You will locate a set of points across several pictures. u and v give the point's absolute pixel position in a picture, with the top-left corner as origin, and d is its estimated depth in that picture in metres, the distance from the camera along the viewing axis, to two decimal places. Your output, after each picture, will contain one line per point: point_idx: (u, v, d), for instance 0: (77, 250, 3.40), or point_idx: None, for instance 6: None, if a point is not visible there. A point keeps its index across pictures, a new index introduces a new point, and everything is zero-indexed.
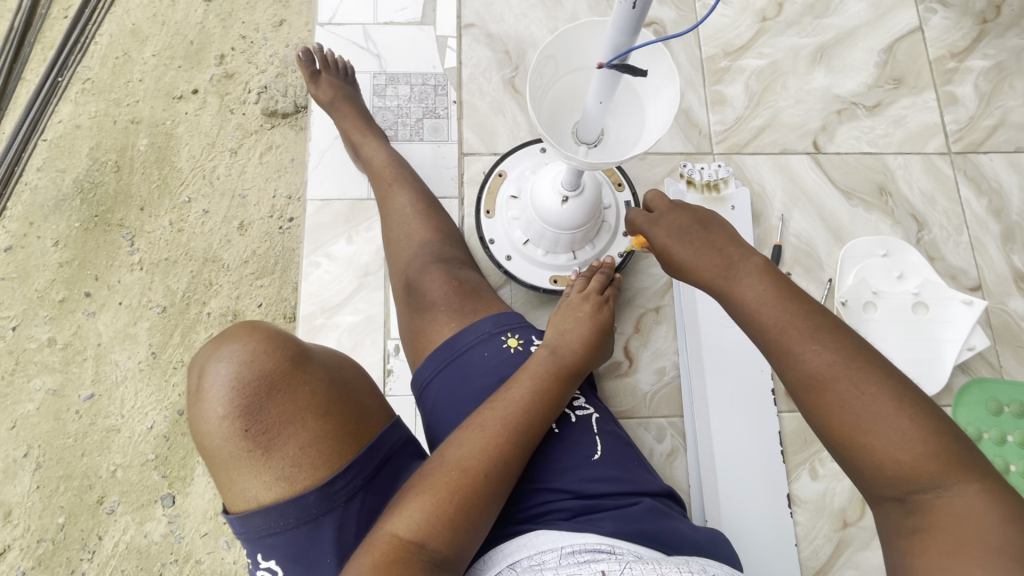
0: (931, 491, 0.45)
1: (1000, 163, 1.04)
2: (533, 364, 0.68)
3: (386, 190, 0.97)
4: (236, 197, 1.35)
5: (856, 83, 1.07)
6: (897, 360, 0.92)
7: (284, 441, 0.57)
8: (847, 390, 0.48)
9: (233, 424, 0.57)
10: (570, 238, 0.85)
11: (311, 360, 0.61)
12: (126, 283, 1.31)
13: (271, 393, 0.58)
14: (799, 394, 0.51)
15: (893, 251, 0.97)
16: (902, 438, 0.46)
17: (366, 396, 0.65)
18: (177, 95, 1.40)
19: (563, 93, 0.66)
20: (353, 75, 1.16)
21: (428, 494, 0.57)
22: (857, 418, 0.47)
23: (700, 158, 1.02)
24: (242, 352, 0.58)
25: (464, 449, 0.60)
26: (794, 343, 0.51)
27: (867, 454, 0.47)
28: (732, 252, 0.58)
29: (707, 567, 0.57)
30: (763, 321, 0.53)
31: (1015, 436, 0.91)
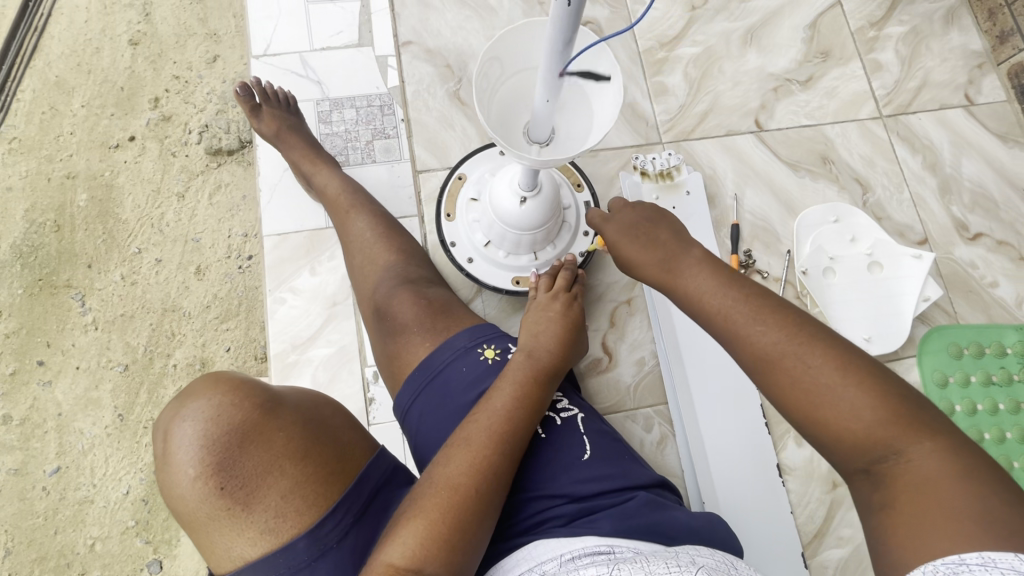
0: (890, 458, 0.46)
1: (928, 121, 1.10)
2: (511, 369, 0.67)
3: (343, 217, 0.95)
4: (189, 241, 1.31)
5: (787, 60, 1.11)
6: (862, 321, 0.95)
7: (262, 492, 0.55)
8: (794, 361, 0.49)
9: (206, 484, 0.54)
10: (531, 239, 0.84)
11: (282, 404, 0.60)
12: (81, 345, 1.24)
13: (243, 445, 0.56)
14: (754, 374, 0.52)
15: (844, 217, 1.01)
16: (852, 406, 0.46)
17: (346, 431, 0.63)
18: (112, 144, 1.34)
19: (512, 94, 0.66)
20: (295, 104, 1.13)
21: (421, 518, 0.55)
22: (806, 390, 0.48)
23: (651, 148, 1.03)
24: (208, 408, 0.56)
25: (451, 467, 0.58)
26: (741, 326, 0.52)
27: (826, 428, 0.48)
28: (674, 247, 0.61)
29: (698, 557, 0.57)
30: (709, 307, 0.55)
31: (977, 376, 0.97)
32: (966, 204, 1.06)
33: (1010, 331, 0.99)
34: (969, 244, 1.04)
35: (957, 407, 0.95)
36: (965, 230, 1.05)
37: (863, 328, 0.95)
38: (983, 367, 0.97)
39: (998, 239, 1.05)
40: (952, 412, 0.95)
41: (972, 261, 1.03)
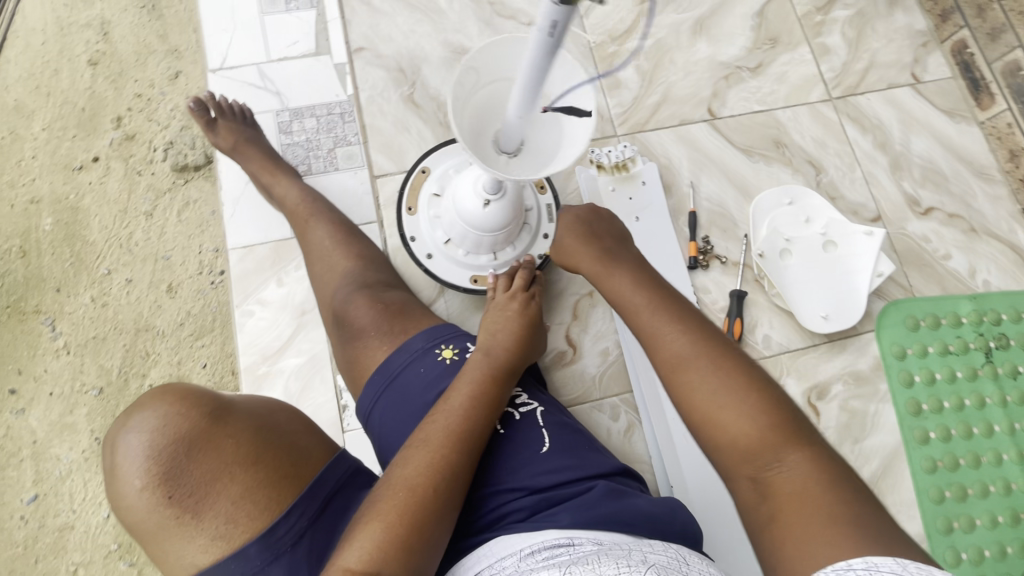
0: (770, 463, 0.53)
1: (876, 101, 1.12)
2: (469, 369, 0.68)
3: (302, 226, 0.95)
4: (159, 259, 1.30)
5: (737, 48, 1.13)
6: (819, 300, 0.97)
7: (213, 499, 0.55)
8: (697, 369, 0.59)
9: (155, 493, 0.55)
10: (491, 239, 0.85)
11: (233, 411, 0.60)
12: (53, 370, 1.24)
13: (192, 453, 0.56)
14: (669, 377, 0.61)
15: (798, 199, 1.02)
16: (744, 412, 0.56)
17: (300, 435, 0.64)
18: (76, 165, 1.35)
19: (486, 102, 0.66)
20: (251, 116, 1.13)
21: (376, 521, 0.55)
22: (707, 398, 0.57)
23: (606, 142, 1.05)
24: (154, 419, 0.56)
25: (409, 467, 0.59)
26: (666, 335, 0.62)
27: (721, 428, 0.56)
28: (620, 265, 0.72)
29: (650, 554, 0.57)
30: (643, 317, 0.65)
31: (934, 346, 0.99)
32: (917, 180, 1.08)
33: (963, 300, 1.02)
34: (922, 219, 1.06)
35: (916, 378, 0.97)
36: (917, 205, 1.07)
37: (820, 306, 0.97)
38: (940, 338, 1.00)
39: (949, 212, 1.07)
40: (911, 383, 0.97)
41: (925, 235, 1.05)
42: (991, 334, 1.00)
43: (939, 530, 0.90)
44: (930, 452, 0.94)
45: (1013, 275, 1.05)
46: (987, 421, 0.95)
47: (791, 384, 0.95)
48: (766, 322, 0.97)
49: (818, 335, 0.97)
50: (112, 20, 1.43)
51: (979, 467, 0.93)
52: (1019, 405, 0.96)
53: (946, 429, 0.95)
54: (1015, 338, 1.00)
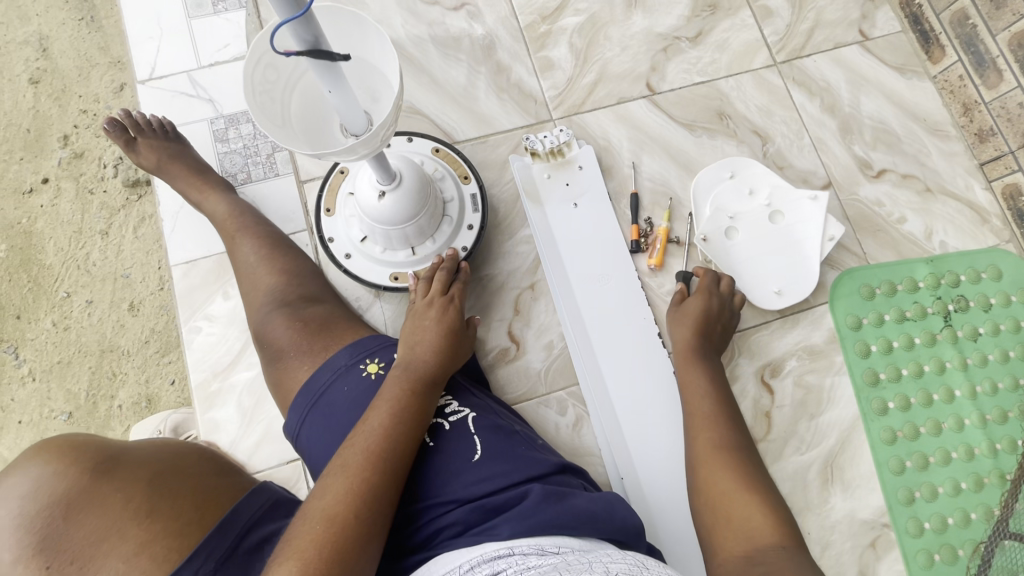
0: (759, 545, 0.60)
1: (823, 62, 1.08)
2: (388, 387, 0.66)
3: (230, 242, 0.93)
4: (120, 277, 1.41)
5: (675, 18, 1.08)
6: (770, 275, 0.94)
7: (102, 557, 0.56)
8: (725, 464, 0.69)
9: (36, 564, 0.55)
10: (401, 233, 0.78)
11: (123, 465, 0.62)
12: (21, 398, 1.36)
13: (73, 515, 0.57)
14: (700, 456, 0.71)
15: (738, 171, 0.99)
16: (754, 505, 0.64)
17: (204, 479, 0.65)
18: (26, 189, 1.44)
19: (301, 101, 0.55)
20: (174, 130, 1.09)
21: (294, 559, 0.53)
22: (728, 487, 0.66)
23: (542, 127, 1.01)
24: (29, 488, 0.58)
25: (328, 496, 0.58)
26: (710, 426, 0.74)
27: (730, 513, 0.64)
28: (702, 353, 0.83)
29: (610, 563, 0.54)
30: (701, 407, 0.77)
31: (891, 314, 0.97)
32: (868, 142, 1.04)
33: (920, 264, 0.99)
34: (874, 182, 1.02)
35: (872, 347, 0.95)
36: (869, 168, 1.03)
37: (772, 281, 0.94)
38: (897, 304, 0.97)
39: (902, 173, 1.03)
40: (868, 352, 0.95)
41: (878, 199, 1.01)
42: (949, 297, 0.97)
43: (900, 501, 0.88)
44: (889, 423, 0.91)
45: (971, 234, 1.01)
46: (947, 386, 0.93)
47: (742, 364, 0.92)
48: None
49: (772, 310, 0.94)
50: (51, 34, 1.50)
51: (940, 434, 0.91)
52: (979, 368, 0.94)
53: (905, 398, 0.93)
54: (975, 300, 0.97)
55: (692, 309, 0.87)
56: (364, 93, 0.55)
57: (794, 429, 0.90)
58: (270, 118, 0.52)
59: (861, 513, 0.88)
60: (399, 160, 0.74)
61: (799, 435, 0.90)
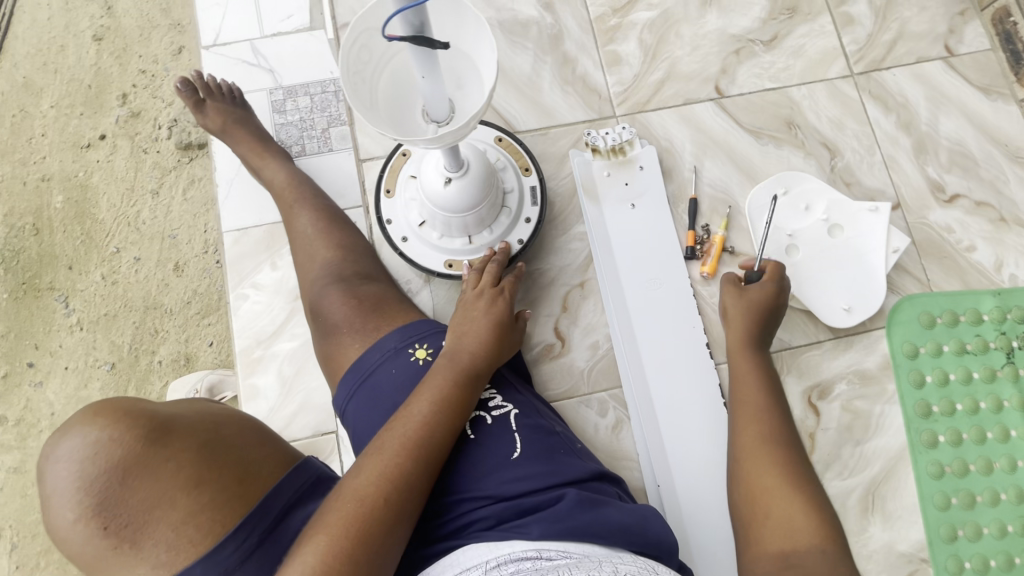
0: (802, 549, 0.59)
1: (903, 77, 1.03)
2: (432, 375, 0.66)
3: (288, 211, 0.94)
4: (167, 237, 1.45)
5: (750, 19, 1.04)
6: (835, 293, 0.92)
7: (152, 526, 0.54)
8: (767, 455, 0.67)
9: (90, 524, 0.54)
10: (462, 221, 0.78)
11: (171, 429, 0.59)
12: (68, 346, 1.41)
13: (126, 480, 0.55)
14: (744, 446, 0.69)
15: (791, 186, 0.96)
16: (800, 507, 0.62)
17: (251, 449, 0.64)
18: (84, 144, 1.48)
19: (390, 82, 0.55)
20: (241, 96, 1.12)
21: (323, 535, 0.55)
22: (772, 482, 0.65)
23: (604, 123, 0.99)
24: (89, 444, 0.55)
25: (362, 477, 0.59)
26: (759, 416, 0.71)
27: (772, 509, 0.63)
28: (755, 340, 0.79)
29: (621, 564, 0.55)
30: (750, 394, 0.74)
31: (950, 346, 0.93)
32: (943, 164, 1.00)
33: (986, 296, 0.95)
34: (945, 207, 0.98)
35: (928, 378, 0.92)
36: (941, 192, 0.99)
37: (840, 299, 0.92)
38: (957, 336, 0.94)
39: (976, 200, 0.99)
40: (922, 383, 0.92)
41: (948, 225, 0.97)
42: (1014, 333, 0.93)
43: (942, 538, 0.86)
44: (938, 456, 0.89)
45: None
46: (1003, 425, 0.90)
47: (790, 383, 0.91)
48: None
49: (839, 327, 0.92)
50: None
51: (991, 474, 0.88)
52: None
53: (957, 433, 0.90)
54: None
55: (753, 296, 0.81)
56: (450, 79, 0.55)
57: (838, 454, 0.88)
58: (361, 97, 0.52)
59: (901, 545, 0.86)
60: (467, 149, 0.74)
61: (843, 460, 0.88)
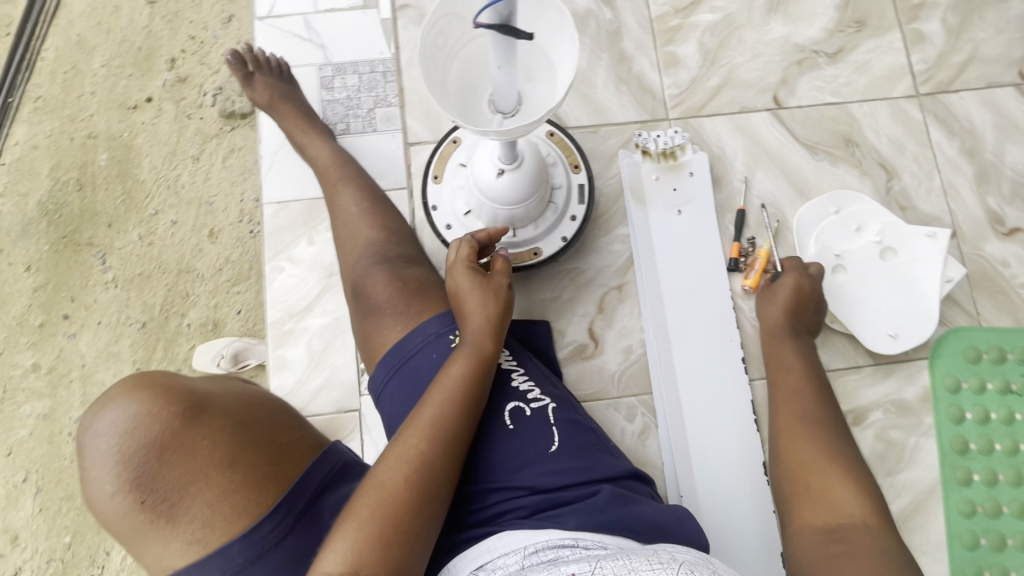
0: (848, 522, 0.60)
1: (971, 101, 1.00)
2: (449, 365, 0.67)
3: (331, 190, 0.95)
4: (204, 203, 1.47)
5: (816, 30, 1.01)
6: (883, 318, 0.90)
7: (188, 502, 0.57)
8: (807, 433, 0.69)
9: (128, 497, 0.56)
10: (508, 214, 0.78)
11: (206, 408, 0.60)
12: (102, 301, 1.45)
13: (163, 456, 0.57)
14: (783, 430, 0.72)
15: (843, 206, 0.93)
16: (841, 481, 0.64)
17: (283, 432, 0.65)
18: (131, 105, 1.51)
19: (462, 64, 0.55)
20: (288, 71, 1.12)
21: (352, 523, 0.57)
22: (811, 458, 0.67)
23: (656, 125, 0.97)
24: (126, 418, 0.57)
25: (387, 467, 0.60)
26: (797, 400, 0.74)
27: (813, 485, 0.65)
28: (795, 331, 0.82)
29: (677, 552, 0.56)
30: (789, 380, 0.77)
31: (994, 383, 0.90)
32: (1005, 195, 0.96)
33: None
34: (1003, 240, 0.95)
35: (967, 414, 0.89)
36: (1000, 224, 0.95)
37: (888, 322, 0.90)
38: (1003, 374, 0.91)
39: None
40: (961, 419, 0.89)
41: (1004, 258, 0.94)
42: None
43: None
44: (970, 495, 0.87)
45: None
46: None
47: None
48: None
49: (885, 351, 0.89)
50: None
51: None
52: None
53: (992, 473, 0.87)
54: None
55: (787, 288, 0.84)
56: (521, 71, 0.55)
57: None
58: (433, 78, 0.52)
59: None
60: (523, 142, 0.73)
61: None
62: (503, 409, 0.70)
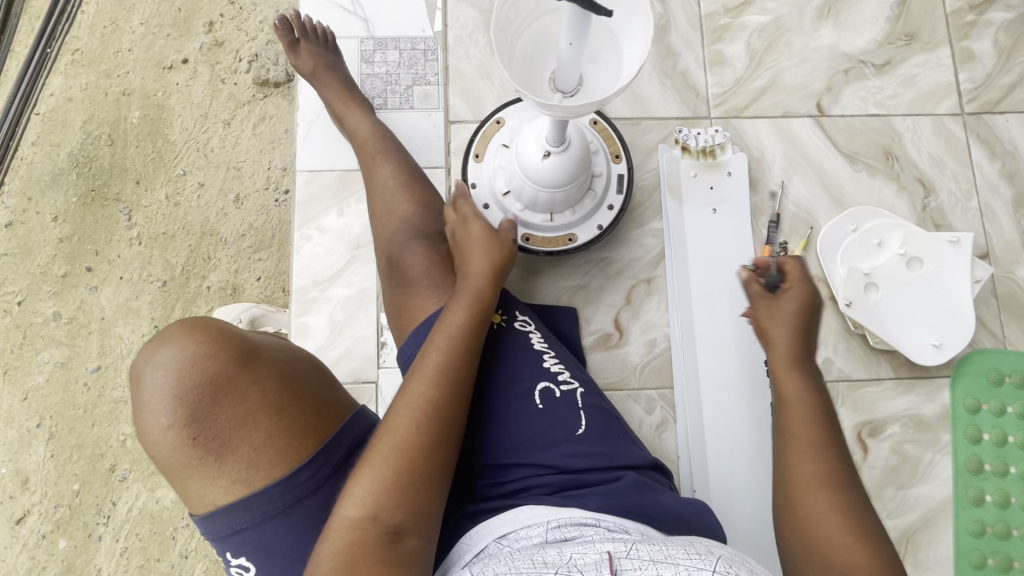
0: None
1: (1015, 124, 0.99)
2: (449, 313, 0.68)
3: (369, 162, 0.95)
4: (231, 168, 1.49)
5: (865, 40, 1.01)
6: (920, 331, 0.89)
7: (237, 443, 0.59)
8: (830, 500, 0.58)
9: (181, 433, 0.58)
10: (549, 198, 0.78)
11: (258, 355, 0.62)
12: (125, 257, 1.46)
13: (217, 397, 0.59)
14: (793, 486, 0.60)
15: (861, 223, 0.93)
16: (860, 554, 0.54)
17: (325, 386, 0.67)
18: (166, 65, 1.52)
19: (533, 37, 0.55)
20: (333, 41, 1.12)
21: (368, 468, 0.58)
22: (828, 527, 0.56)
23: (697, 123, 0.97)
24: (183, 357, 0.59)
25: (396, 415, 0.62)
26: (807, 449, 0.61)
27: (827, 559, 0.55)
28: (803, 352, 0.68)
29: (713, 546, 0.57)
30: (796, 421, 0.63)
31: (1014, 407, 0.91)
32: None
33: None
34: None
35: (984, 436, 0.90)
36: None
37: (928, 335, 0.89)
38: None
39: None
40: (978, 440, 0.90)
41: None
42: None
43: None
44: (981, 515, 0.87)
45: None
46: None
47: (842, 414, 0.90)
48: (830, 344, 0.92)
49: (928, 363, 0.88)
50: None
51: None
52: None
53: (1005, 495, 0.88)
54: None
55: (793, 299, 0.70)
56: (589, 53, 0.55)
57: (879, 494, 0.87)
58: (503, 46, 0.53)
59: None
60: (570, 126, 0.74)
61: (883, 500, 0.87)
62: (533, 389, 0.72)
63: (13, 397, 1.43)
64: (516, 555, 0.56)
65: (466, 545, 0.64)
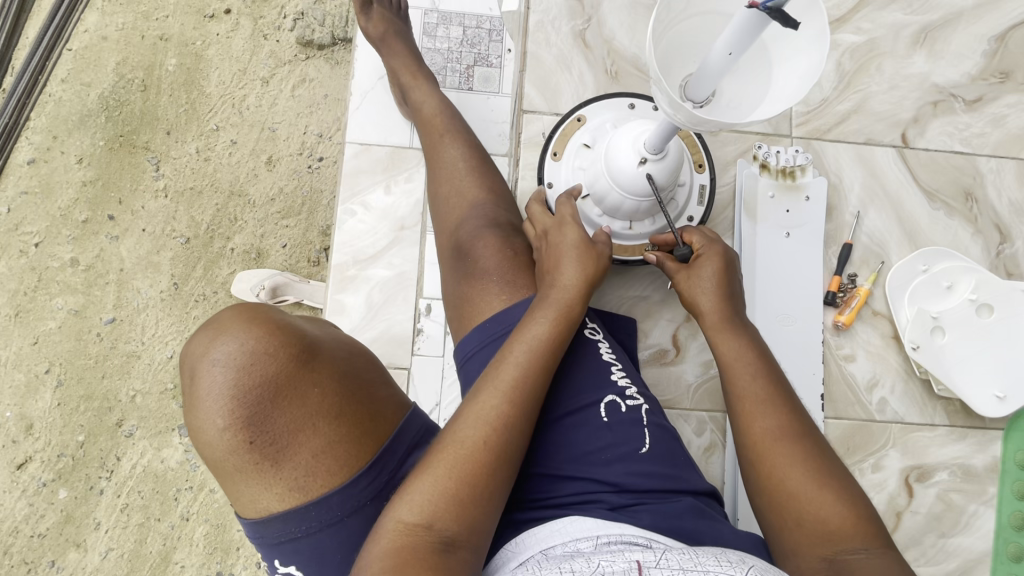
0: (846, 550, 0.53)
1: None
2: (529, 327, 0.64)
3: (436, 140, 0.90)
4: (265, 129, 1.43)
5: (958, 73, 0.97)
6: (984, 381, 0.87)
7: (295, 449, 0.55)
8: (793, 454, 0.57)
9: (236, 436, 0.53)
10: (634, 206, 0.75)
11: (318, 354, 0.58)
12: (149, 209, 1.41)
13: (278, 399, 0.55)
14: (748, 449, 0.60)
15: (932, 264, 0.90)
16: (827, 500, 0.55)
17: (379, 386, 0.63)
18: (208, 14, 1.45)
19: (689, 30, 0.55)
20: (402, 10, 1.07)
21: (426, 477, 0.55)
22: (796, 481, 0.56)
23: (777, 141, 0.94)
24: (244, 353, 0.54)
25: (462, 425, 0.58)
26: (753, 406, 0.61)
27: (796, 510, 0.55)
28: (734, 309, 0.68)
29: (749, 557, 0.52)
30: (737, 383, 0.63)
31: None
32: None
33: None
34: None
35: None
36: None
37: (992, 385, 0.87)
38: None
39: None
40: None
41: None
42: None
43: None
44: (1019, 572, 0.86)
45: None
46: None
47: (891, 457, 0.88)
48: (887, 384, 0.89)
49: (988, 415, 0.87)
50: None
51: None
52: None
53: None
54: None
55: (712, 253, 0.70)
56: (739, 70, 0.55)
57: (919, 540, 0.86)
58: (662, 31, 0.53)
59: None
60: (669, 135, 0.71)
61: (922, 547, 0.86)
62: (599, 401, 0.68)
63: (22, 340, 1.37)
64: (546, 564, 0.53)
65: (510, 554, 0.60)
